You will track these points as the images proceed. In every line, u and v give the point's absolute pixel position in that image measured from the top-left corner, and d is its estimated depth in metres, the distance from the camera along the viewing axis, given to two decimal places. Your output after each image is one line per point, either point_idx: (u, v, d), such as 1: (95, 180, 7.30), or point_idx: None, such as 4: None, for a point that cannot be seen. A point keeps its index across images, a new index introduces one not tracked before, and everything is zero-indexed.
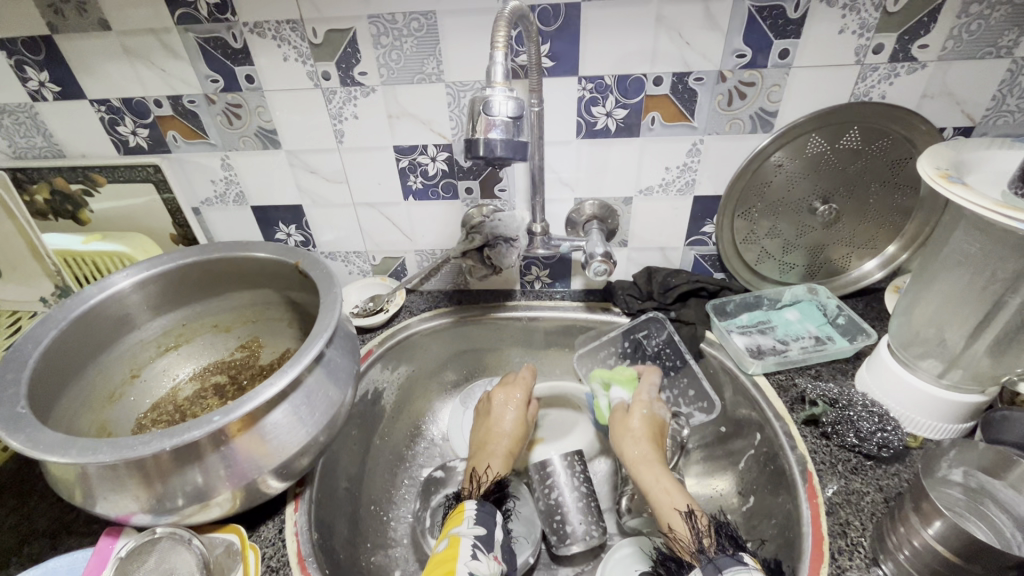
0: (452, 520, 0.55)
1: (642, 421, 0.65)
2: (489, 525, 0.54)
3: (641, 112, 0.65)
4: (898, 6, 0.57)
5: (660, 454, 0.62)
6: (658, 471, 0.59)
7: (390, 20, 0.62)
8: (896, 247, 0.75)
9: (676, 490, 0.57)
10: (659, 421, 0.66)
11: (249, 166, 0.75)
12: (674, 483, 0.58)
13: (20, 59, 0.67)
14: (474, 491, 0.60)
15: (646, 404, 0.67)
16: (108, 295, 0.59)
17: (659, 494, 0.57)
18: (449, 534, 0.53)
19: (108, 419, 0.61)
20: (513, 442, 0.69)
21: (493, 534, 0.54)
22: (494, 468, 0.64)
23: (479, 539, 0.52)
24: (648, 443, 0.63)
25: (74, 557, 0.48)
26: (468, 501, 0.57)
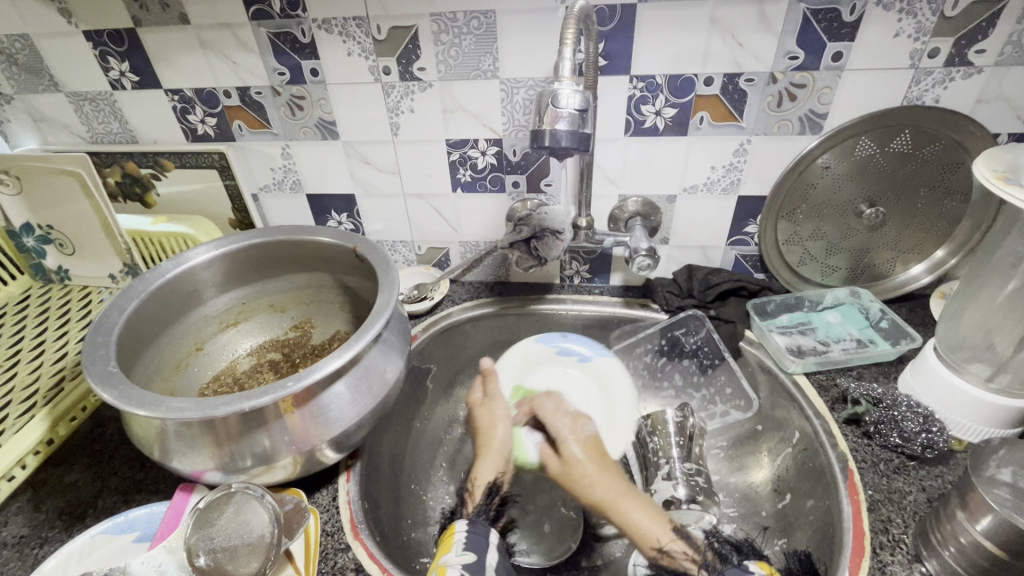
0: (442, 546, 0.53)
1: (583, 455, 0.63)
2: (479, 549, 0.52)
3: (690, 112, 0.67)
4: (956, 10, 0.57)
5: (618, 479, 0.60)
6: (626, 501, 0.57)
7: (451, 18, 0.64)
8: (944, 253, 0.74)
9: (652, 521, 0.55)
10: (592, 439, 0.66)
11: (307, 156, 0.79)
12: (645, 511, 0.56)
13: (104, 50, 0.72)
14: (470, 509, 0.60)
15: (575, 434, 0.66)
16: (182, 270, 0.63)
17: (636, 527, 0.55)
18: (438, 564, 0.50)
19: (175, 386, 0.66)
20: (496, 445, 0.66)
21: (483, 561, 0.51)
22: (486, 477, 0.63)
23: (467, 568, 0.49)
24: (602, 475, 0.60)
25: (153, 510, 0.53)
26: (459, 521, 0.55)
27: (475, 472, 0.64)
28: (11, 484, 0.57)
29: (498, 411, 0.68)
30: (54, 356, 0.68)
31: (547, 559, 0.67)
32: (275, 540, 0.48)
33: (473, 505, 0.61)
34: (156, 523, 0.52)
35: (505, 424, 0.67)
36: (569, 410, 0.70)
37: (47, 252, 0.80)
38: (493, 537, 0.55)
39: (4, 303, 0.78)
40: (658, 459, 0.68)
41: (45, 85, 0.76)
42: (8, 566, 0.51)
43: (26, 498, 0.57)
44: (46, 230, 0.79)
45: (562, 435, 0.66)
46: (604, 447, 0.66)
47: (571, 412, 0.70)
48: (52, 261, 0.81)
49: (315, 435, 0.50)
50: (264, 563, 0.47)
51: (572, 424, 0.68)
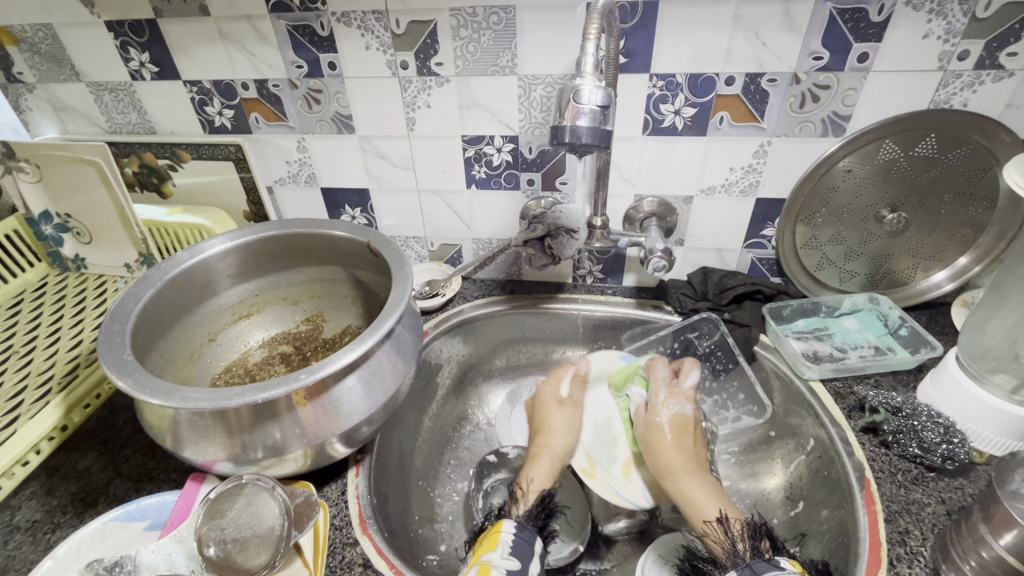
0: (485, 543, 0.53)
1: (668, 424, 0.66)
2: (524, 557, 0.52)
3: (710, 112, 0.66)
4: (988, 12, 0.56)
5: (692, 458, 0.63)
6: (691, 479, 0.60)
7: (471, 13, 0.64)
8: (968, 260, 0.73)
9: (708, 499, 0.58)
10: (683, 418, 0.66)
11: (323, 150, 0.79)
12: (706, 488, 0.59)
13: (124, 40, 0.72)
14: (519, 510, 0.58)
15: (668, 404, 0.68)
16: (198, 260, 0.63)
17: (694, 503, 0.58)
18: (480, 561, 0.51)
19: (189, 375, 0.66)
20: (555, 450, 0.67)
21: (527, 569, 0.51)
22: (538, 484, 0.63)
23: (512, 573, 0.49)
24: (675, 449, 0.63)
25: (165, 498, 0.53)
26: (506, 523, 0.55)
27: (530, 476, 0.64)
28: (26, 469, 0.57)
29: (551, 420, 0.71)
30: (70, 343, 0.68)
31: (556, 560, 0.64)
32: (284, 533, 0.48)
33: (523, 508, 0.59)
34: (167, 512, 0.52)
35: (559, 433, 0.69)
36: (682, 385, 0.70)
37: (64, 240, 0.81)
38: (537, 545, 0.54)
39: (21, 290, 0.79)
40: None
41: (66, 74, 0.77)
42: (22, 550, 0.52)
43: (39, 484, 0.58)
44: (65, 219, 0.79)
45: (654, 401, 0.69)
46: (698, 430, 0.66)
47: (681, 387, 0.69)
48: (69, 249, 0.82)
49: (326, 429, 0.50)
50: (273, 556, 0.47)
51: (669, 398, 0.69)
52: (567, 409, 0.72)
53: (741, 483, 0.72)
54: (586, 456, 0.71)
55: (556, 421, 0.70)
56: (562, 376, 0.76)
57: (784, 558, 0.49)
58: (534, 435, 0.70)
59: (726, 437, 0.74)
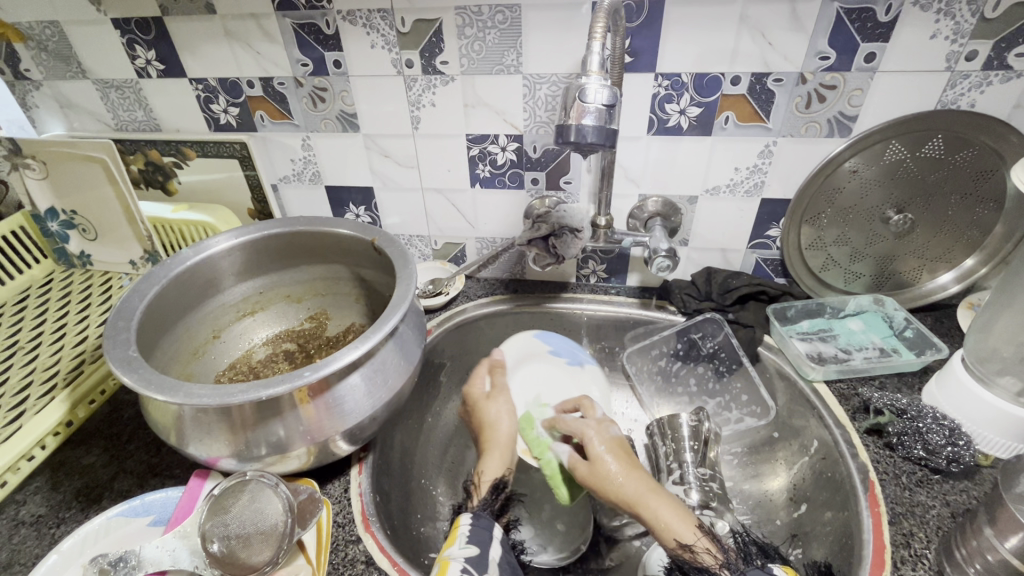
0: (447, 538, 0.53)
1: (606, 453, 0.61)
2: (482, 544, 0.51)
3: (715, 112, 0.66)
4: (997, 12, 0.56)
5: (643, 479, 0.58)
6: (653, 499, 0.55)
7: (476, 11, 0.64)
8: (974, 261, 0.72)
9: (677, 519, 0.53)
10: (618, 441, 0.64)
11: (328, 148, 0.79)
12: (672, 507, 0.54)
13: (131, 38, 0.72)
14: (474, 502, 0.58)
15: (598, 434, 0.64)
16: (202, 257, 0.63)
17: (663, 522, 0.53)
18: (440, 556, 0.50)
19: (192, 372, 0.67)
20: (503, 442, 0.65)
21: (487, 555, 0.50)
22: (491, 475, 0.62)
23: (470, 561, 0.49)
24: (626, 475, 0.58)
25: (169, 494, 0.53)
26: (464, 516, 0.55)
27: (481, 469, 0.62)
28: (32, 464, 0.57)
29: (491, 414, 0.69)
30: (75, 339, 0.69)
31: (555, 560, 0.67)
32: (287, 530, 0.49)
33: (478, 500, 0.59)
34: (170, 508, 0.52)
35: (509, 419, 0.68)
36: (597, 415, 0.68)
37: (70, 237, 0.81)
38: (496, 531, 0.54)
39: (27, 286, 0.79)
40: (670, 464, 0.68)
41: (73, 71, 0.77)
42: (27, 544, 0.52)
43: (45, 479, 0.58)
44: (70, 215, 0.80)
45: (581, 433, 0.65)
46: (631, 450, 0.64)
47: (597, 417, 0.68)
48: (75, 246, 0.82)
49: (330, 427, 0.50)
50: (276, 553, 0.47)
51: (591, 420, 0.67)
52: (501, 399, 0.70)
53: (745, 484, 0.72)
54: (523, 441, 0.70)
55: (496, 413, 0.69)
56: (481, 373, 0.74)
57: (777, 566, 0.50)
58: (478, 433, 0.68)
59: (729, 438, 0.74)
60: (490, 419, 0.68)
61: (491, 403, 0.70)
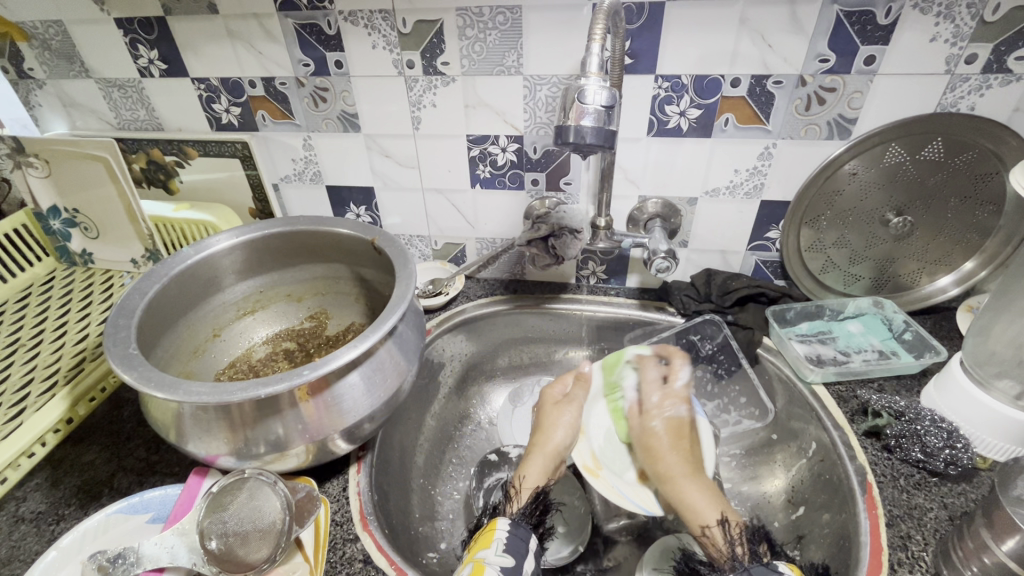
0: (481, 542, 0.53)
1: (666, 430, 0.67)
2: (518, 554, 0.51)
3: (715, 114, 0.66)
4: (996, 15, 0.56)
5: (691, 463, 0.64)
6: (686, 482, 0.61)
7: (477, 13, 0.64)
8: (974, 264, 0.72)
9: (707, 504, 0.58)
10: (680, 421, 0.68)
11: (329, 148, 0.79)
12: (704, 494, 0.60)
13: (134, 37, 0.73)
14: (514, 507, 0.58)
15: (660, 409, 0.70)
16: (204, 256, 0.64)
17: (693, 504, 0.59)
18: (475, 559, 0.51)
19: (193, 370, 0.67)
20: (548, 450, 0.66)
21: (521, 565, 0.50)
22: (532, 481, 0.62)
23: (505, 570, 0.49)
24: (673, 453, 0.65)
25: (167, 492, 0.53)
26: (500, 520, 0.55)
27: (524, 472, 0.63)
28: (32, 460, 0.58)
29: (557, 425, 0.68)
30: (76, 337, 0.69)
31: (558, 560, 0.65)
32: (285, 528, 0.49)
33: (518, 505, 0.59)
34: (169, 505, 0.52)
35: (565, 429, 0.68)
36: (674, 385, 0.72)
37: (72, 235, 0.82)
38: (532, 542, 0.54)
39: (28, 284, 0.80)
40: None
41: (76, 71, 0.77)
42: (25, 540, 0.52)
43: (44, 476, 0.58)
44: (73, 213, 0.80)
45: (653, 407, 0.70)
46: (693, 431, 0.68)
47: (672, 387, 0.71)
48: (77, 244, 0.82)
49: (329, 426, 0.51)
50: (274, 550, 0.48)
51: (667, 374, 0.73)
52: (571, 408, 0.70)
53: (743, 486, 0.72)
54: (592, 455, 0.70)
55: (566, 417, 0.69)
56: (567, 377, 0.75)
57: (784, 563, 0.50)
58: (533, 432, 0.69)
59: (727, 439, 0.74)
60: (551, 425, 0.68)
61: (563, 407, 0.71)
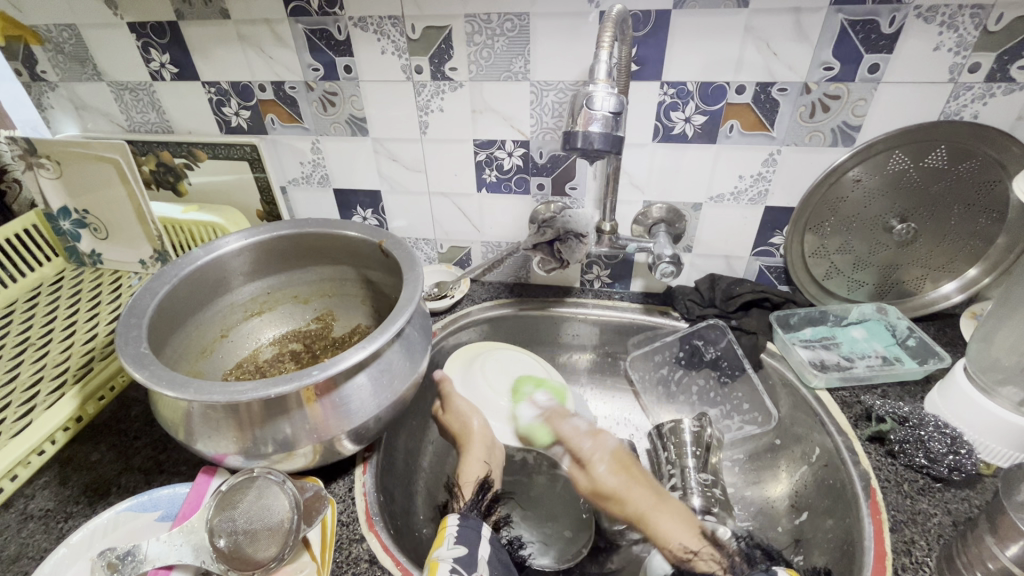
0: (433, 540, 0.52)
1: (611, 472, 0.64)
2: (470, 541, 0.51)
3: (720, 120, 0.66)
4: (1000, 25, 0.56)
5: (649, 491, 0.61)
6: (660, 517, 0.58)
7: (485, 19, 0.65)
8: (977, 271, 0.73)
9: (683, 532, 0.57)
10: (616, 455, 0.66)
11: (336, 151, 0.80)
12: (679, 521, 0.58)
13: (146, 42, 0.74)
14: (462, 504, 0.59)
15: (598, 452, 0.67)
16: (213, 257, 0.65)
17: (667, 538, 0.56)
18: (429, 559, 0.50)
19: (201, 370, 0.68)
20: (480, 438, 0.67)
21: (476, 553, 0.50)
22: (474, 473, 0.62)
23: (459, 561, 0.49)
24: (632, 488, 0.61)
25: (176, 490, 0.53)
26: (450, 516, 0.55)
27: (462, 468, 0.63)
28: (42, 458, 0.58)
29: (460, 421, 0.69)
30: (85, 336, 0.69)
31: (559, 564, 0.67)
32: (294, 527, 0.49)
33: (464, 500, 0.60)
34: (178, 503, 0.53)
35: (479, 417, 0.69)
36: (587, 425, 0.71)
37: (81, 236, 0.83)
38: (483, 530, 0.54)
39: (37, 284, 0.80)
40: (671, 469, 0.68)
41: (88, 74, 0.78)
42: (34, 537, 0.53)
43: (53, 474, 0.59)
44: (83, 214, 0.81)
45: (583, 455, 0.67)
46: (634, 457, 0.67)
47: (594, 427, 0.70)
48: (86, 244, 0.83)
49: (336, 426, 0.51)
50: (282, 549, 0.48)
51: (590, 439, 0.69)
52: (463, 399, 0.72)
53: (746, 490, 0.72)
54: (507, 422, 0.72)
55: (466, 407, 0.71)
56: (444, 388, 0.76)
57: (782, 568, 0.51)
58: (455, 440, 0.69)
59: (730, 444, 0.74)
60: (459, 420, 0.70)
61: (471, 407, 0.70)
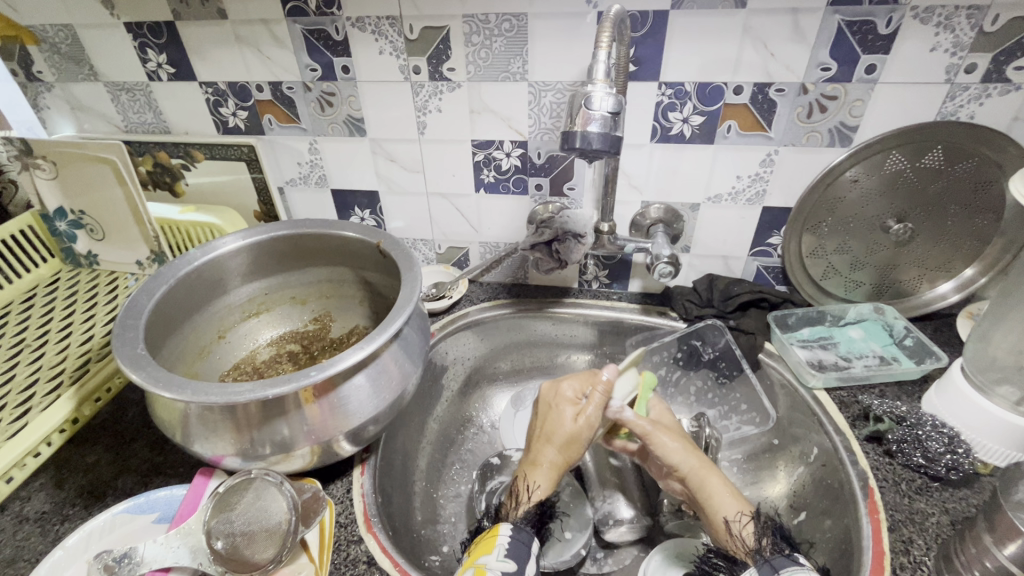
0: (481, 547, 0.51)
1: (659, 432, 0.64)
2: (520, 559, 0.50)
3: (717, 120, 0.67)
4: (995, 26, 0.56)
5: (703, 460, 0.60)
6: (711, 479, 0.58)
7: (483, 20, 0.65)
8: (974, 271, 0.73)
9: (732, 500, 0.56)
10: (674, 427, 0.66)
11: (334, 152, 0.80)
12: (729, 493, 0.57)
13: (143, 42, 0.73)
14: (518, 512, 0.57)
15: (651, 426, 0.63)
16: (211, 258, 0.64)
17: (718, 503, 0.56)
18: (475, 564, 0.50)
19: (198, 371, 0.67)
20: (563, 441, 0.61)
21: (523, 570, 0.49)
22: (537, 487, 0.59)
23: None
24: (687, 452, 0.61)
25: (173, 492, 0.53)
26: (503, 524, 0.53)
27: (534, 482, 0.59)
28: (37, 460, 0.58)
29: (563, 425, 0.62)
30: (81, 338, 0.69)
31: (557, 562, 0.62)
32: (291, 528, 0.49)
33: (519, 512, 0.57)
34: (175, 505, 0.53)
35: (575, 421, 0.61)
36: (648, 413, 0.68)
37: (77, 237, 0.82)
38: (535, 546, 0.53)
39: (34, 285, 0.80)
40: None
41: (85, 74, 0.78)
42: (30, 540, 0.52)
43: (49, 476, 0.59)
44: (79, 215, 0.81)
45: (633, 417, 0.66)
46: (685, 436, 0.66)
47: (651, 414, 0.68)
48: (82, 245, 0.83)
49: (334, 427, 0.51)
50: (280, 550, 0.47)
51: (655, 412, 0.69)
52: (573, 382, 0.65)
53: (744, 490, 0.72)
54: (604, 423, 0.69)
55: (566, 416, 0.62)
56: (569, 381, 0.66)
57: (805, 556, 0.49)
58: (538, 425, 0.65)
59: (728, 444, 0.74)
60: (554, 422, 0.62)
61: (563, 407, 0.63)
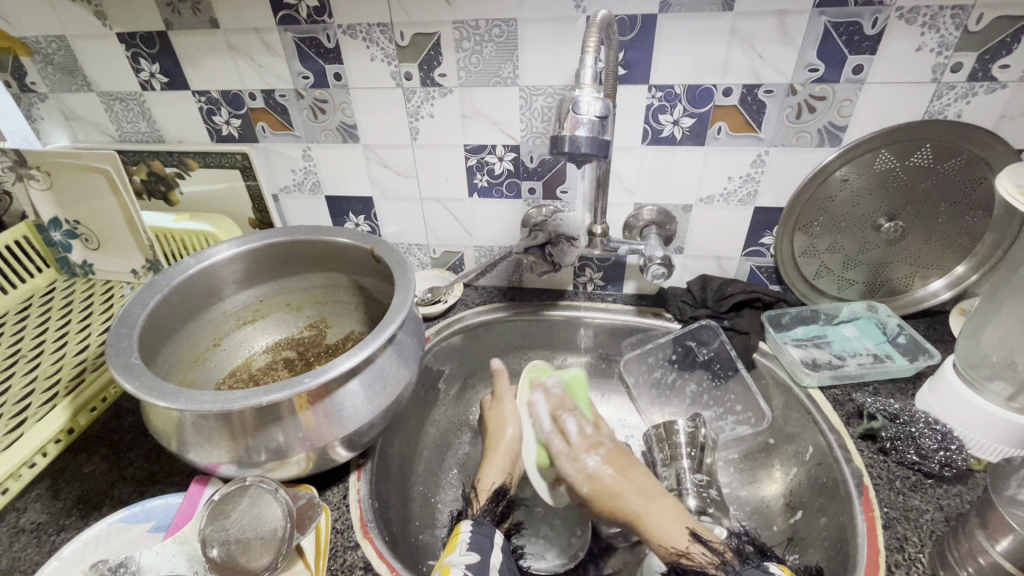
0: (447, 547, 0.53)
1: (605, 466, 0.64)
2: (483, 550, 0.52)
3: (707, 122, 0.67)
4: (980, 25, 0.57)
5: (643, 491, 0.59)
6: (650, 510, 0.56)
7: (473, 26, 0.65)
8: (965, 268, 0.73)
9: (674, 526, 0.53)
10: (611, 453, 0.66)
11: (327, 158, 0.80)
12: (673, 518, 0.54)
13: (136, 52, 0.74)
14: (475, 508, 0.58)
15: (593, 448, 0.67)
16: (205, 266, 0.64)
17: (658, 528, 0.54)
18: (441, 563, 0.50)
19: (193, 379, 0.67)
20: (501, 451, 0.66)
21: (487, 561, 0.51)
22: (491, 480, 0.62)
23: (470, 568, 0.49)
24: (628, 489, 0.60)
25: (169, 500, 0.53)
26: (464, 522, 0.55)
27: (481, 476, 0.63)
28: (33, 471, 0.58)
29: (500, 433, 0.68)
30: (76, 347, 0.69)
31: (553, 566, 0.67)
32: (287, 535, 0.49)
33: (479, 505, 0.59)
34: (171, 514, 0.53)
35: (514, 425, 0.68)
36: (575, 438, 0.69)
37: (72, 246, 0.82)
38: (497, 538, 0.54)
39: (29, 295, 0.80)
40: (668, 470, 0.69)
41: (78, 84, 0.78)
42: (26, 551, 0.52)
43: (45, 486, 0.59)
44: (73, 225, 0.81)
45: (574, 453, 0.67)
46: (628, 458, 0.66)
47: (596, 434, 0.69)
48: (77, 255, 0.83)
49: (329, 433, 0.51)
50: (276, 557, 0.48)
51: (590, 428, 0.70)
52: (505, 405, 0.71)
53: (741, 489, 0.72)
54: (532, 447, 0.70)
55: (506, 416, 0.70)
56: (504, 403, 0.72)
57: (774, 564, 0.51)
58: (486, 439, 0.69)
59: (724, 444, 0.75)
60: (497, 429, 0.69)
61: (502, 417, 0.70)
